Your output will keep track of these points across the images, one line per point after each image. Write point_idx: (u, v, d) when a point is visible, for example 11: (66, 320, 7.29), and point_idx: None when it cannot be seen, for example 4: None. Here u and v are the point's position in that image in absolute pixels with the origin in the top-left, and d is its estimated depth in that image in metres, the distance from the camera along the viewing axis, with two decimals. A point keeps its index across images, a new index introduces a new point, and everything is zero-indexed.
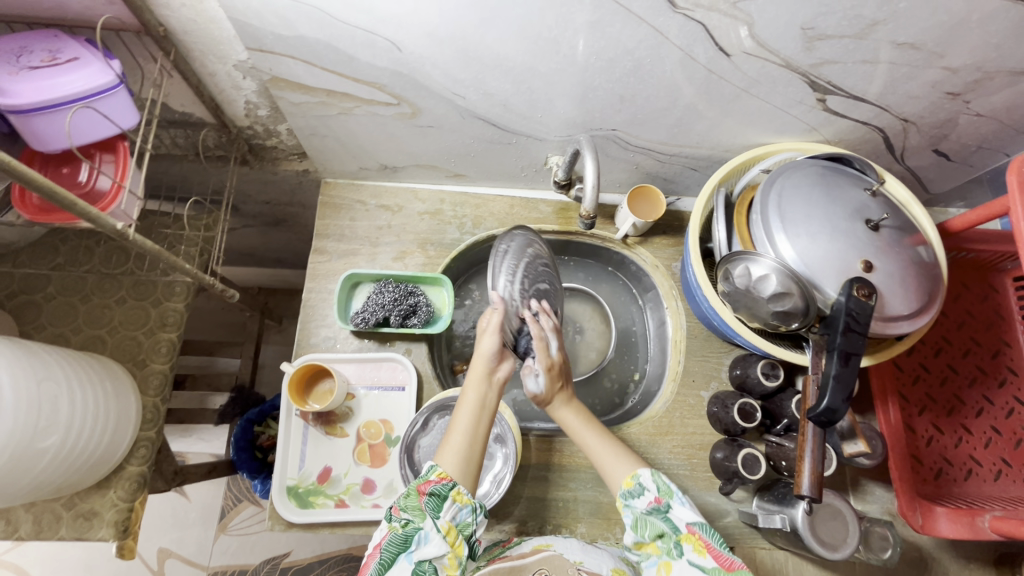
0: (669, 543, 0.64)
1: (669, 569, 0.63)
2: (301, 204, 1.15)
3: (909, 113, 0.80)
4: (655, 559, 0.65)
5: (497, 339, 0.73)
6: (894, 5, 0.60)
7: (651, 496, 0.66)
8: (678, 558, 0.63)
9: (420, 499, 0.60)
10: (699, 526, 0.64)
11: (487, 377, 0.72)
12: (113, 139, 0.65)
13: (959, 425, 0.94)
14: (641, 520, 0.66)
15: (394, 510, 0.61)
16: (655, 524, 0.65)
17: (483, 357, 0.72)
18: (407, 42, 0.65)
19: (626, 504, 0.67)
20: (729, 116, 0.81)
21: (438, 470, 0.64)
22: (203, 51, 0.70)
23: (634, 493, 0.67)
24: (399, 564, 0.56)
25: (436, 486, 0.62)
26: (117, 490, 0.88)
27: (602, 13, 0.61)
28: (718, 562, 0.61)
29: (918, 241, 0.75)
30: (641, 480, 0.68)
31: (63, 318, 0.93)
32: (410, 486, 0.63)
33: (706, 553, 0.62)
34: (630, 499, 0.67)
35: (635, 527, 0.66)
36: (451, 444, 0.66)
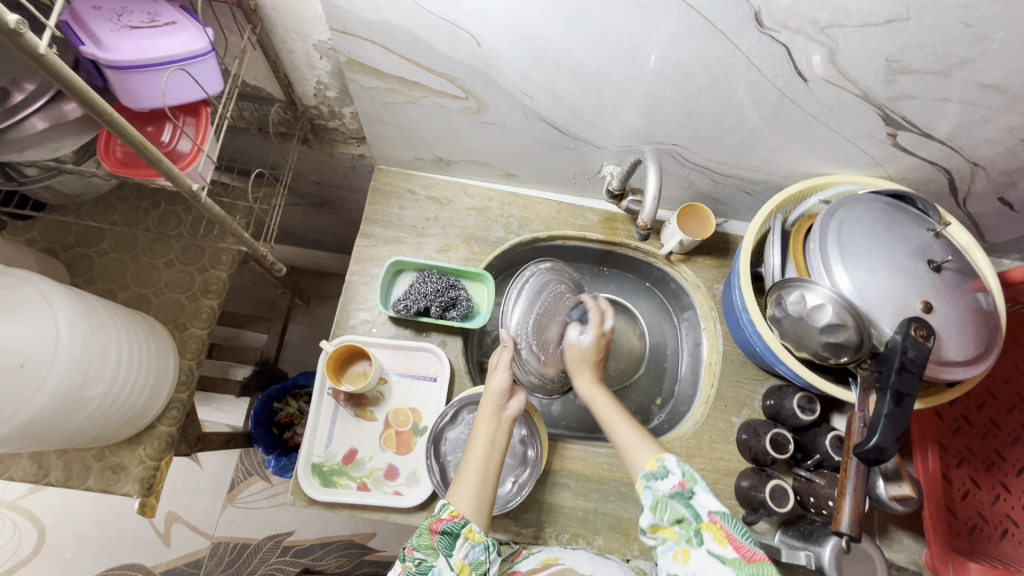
0: (689, 531, 0.59)
1: (686, 557, 0.58)
2: (350, 189, 1.17)
3: (981, 156, 0.78)
4: (671, 544, 0.60)
5: (508, 375, 0.76)
6: (986, 45, 0.59)
7: (675, 479, 0.62)
8: (697, 547, 0.57)
9: (433, 537, 0.60)
10: (722, 516, 0.58)
11: (496, 414, 0.73)
12: (196, 104, 0.67)
13: (997, 482, 0.91)
14: (661, 503, 0.61)
15: (405, 549, 0.59)
16: (676, 508, 0.60)
17: (495, 394, 0.74)
18: (488, 36, 0.66)
19: (649, 486, 0.63)
20: (794, 142, 0.80)
21: (450, 507, 0.63)
22: (287, 28, 0.72)
23: (658, 475, 0.63)
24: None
25: (448, 523, 0.61)
26: (146, 448, 0.90)
27: (687, 26, 0.61)
28: (740, 553, 0.55)
29: (979, 288, 0.73)
30: (666, 464, 0.64)
31: (113, 274, 0.95)
32: (422, 523, 0.61)
33: (727, 543, 0.56)
34: (653, 481, 0.63)
35: (654, 509, 0.61)
36: (463, 480, 0.66)
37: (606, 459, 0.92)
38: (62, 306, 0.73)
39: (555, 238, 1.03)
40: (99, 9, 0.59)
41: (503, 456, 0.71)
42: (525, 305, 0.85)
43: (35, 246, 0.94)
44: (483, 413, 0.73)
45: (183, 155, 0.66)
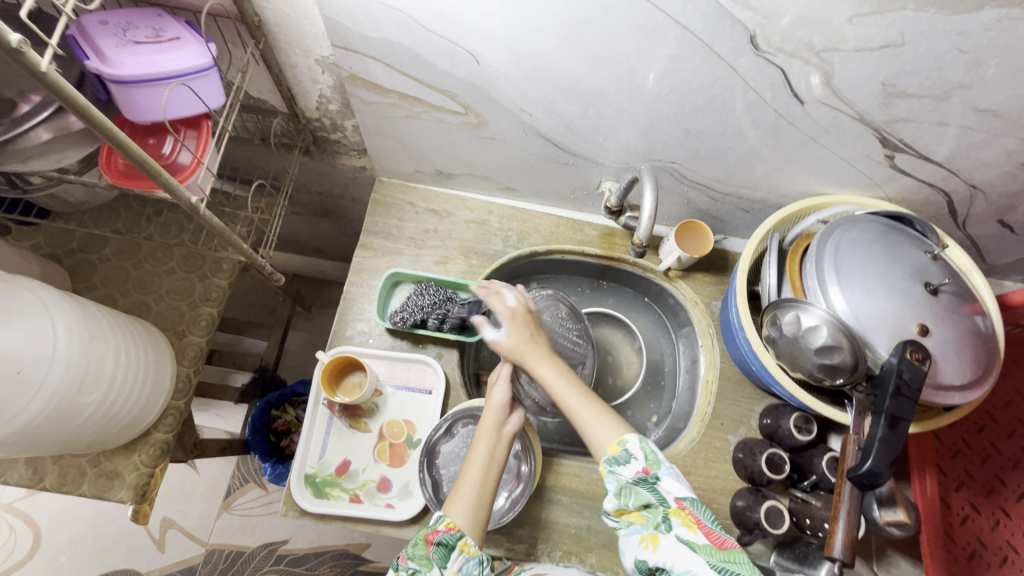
0: (656, 516, 0.62)
1: (654, 542, 0.61)
2: (352, 199, 1.18)
3: (980, 180, 0.78)
4: (638, 528, 0.62)
5: (508, 389, 0.76)
6: (981, 71, 0.59)
7: (638, 465, 0.64)
8: (666, 533, 0.60)
9: (427, 549, 0.60)
10: (689, 502, 0.61)
11: (496, 429, 0.72)
12: (198, 117, 0.68)
13: (997, 508, 0.90)
14: (625, 488, 0.63)
15: (400, 558, 0.60)
16: (641, 494, 0.62)
17: (494, 408, 0.74)
18: (486, 55, 0.67)
19: (612, 471, 0.65)
20: (792, 162, 0.80)
21: (445, 520, 0.63)
22: (290, 43, 0.73)
23: (620, 460, 0.64)
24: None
25: (443, 535, 0.61)
26: (141, 454, 0.90)
27: (683, 48, 0.62)
28: (710, 539, 0.58)
29: (977, 310, 0.73)
30: (628, 447, 0.65)
31: (114, 281, 0.96)
32: (418, 534, 0.62)
33: (696, 529, 0.59)
34: (617, 466, 0.64)
35: (619, 494, 0.63)
36: (461, 495, 0.66)
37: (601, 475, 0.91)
38: (61, 313, 0.74)
39: (554, 252, 1.04)
40: (105, 24, 0.60)
41: (501, 472, 0.70)
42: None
43: (39, 251, 0.96)
44: (485, 428, 0.72)
45: (184, 167, 0.67)
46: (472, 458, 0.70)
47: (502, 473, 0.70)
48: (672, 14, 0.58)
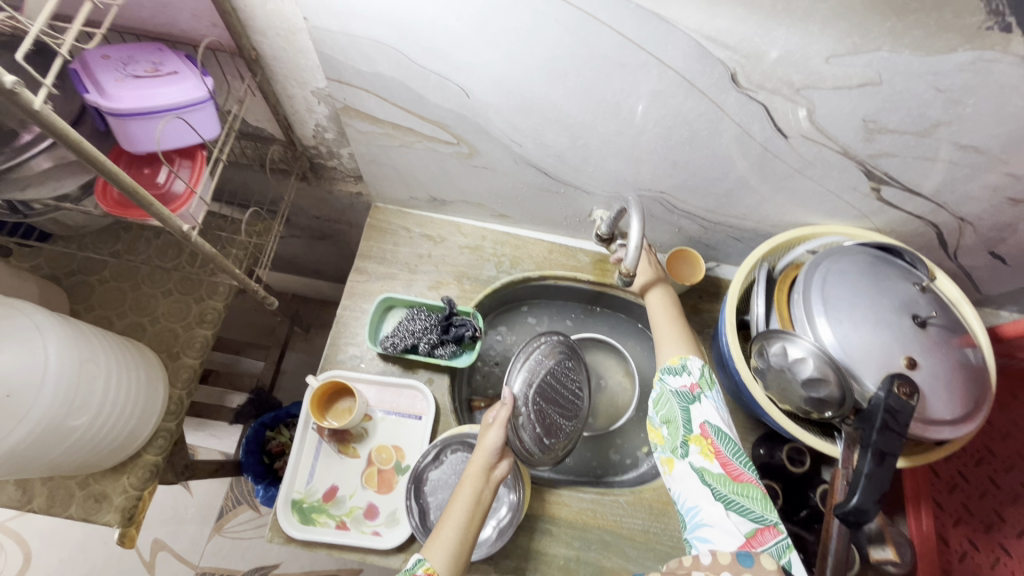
0: (676, 438, 0.65)
1: (671, 467, 0.65)
2: (349, 224, 1.20)
3: (967, 212, 0.78)
4: (660, 450, 0.67)
5: (502, 432, 0.73)
6: (961, 109, 0.60)
7: (688, 381, 0.68)
8: (682, 456, 0.64)
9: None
10: (714, 431, 0.63)
11: (485, 473, 0.70)
12: (193, 147, 0.70)
13: (996, 545, 0.87)
14: (665, 396, 0.69)
15: None
16: (673, 409, 0.67)
17: (486, 452, 0.72)
18: (476, 89, 0.68)
19: (661, 380, 0.70)
20: (780, 193, 0.81)
21: (424, 564, 0.60)
22: (287, 75, 0.75)
23: (673, 371, 0.70)
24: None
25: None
26: (130, 477, 0.90)
27: (666, 84, 0.63)
28: (724, 469, 0.61)
29: (967, 343, 0.73)
30: (686, 363, 0.70)
31: (112, 302, 0.98)
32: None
33: (712, 458, 0.62)
34: (669, 375, 0.70)
35: (657, 402, 0.69)
36: (441, 542, 0.63)
37: (591, 505, 0.90)
38: (54, 335, 0.75)
39: (546, 278, 1.04)
40: (107, 58, 0.62)
41: (485, 515, 0.68)
42: (528, 374, 0.81)
43: (39, 273, 0.97)
44: (474, 470, 0.70)
45: (177, 196, 0.68)
46: (456, 500, 0.67)
47: (486, 515, 0.68)
48: (654, 52, 0.59)
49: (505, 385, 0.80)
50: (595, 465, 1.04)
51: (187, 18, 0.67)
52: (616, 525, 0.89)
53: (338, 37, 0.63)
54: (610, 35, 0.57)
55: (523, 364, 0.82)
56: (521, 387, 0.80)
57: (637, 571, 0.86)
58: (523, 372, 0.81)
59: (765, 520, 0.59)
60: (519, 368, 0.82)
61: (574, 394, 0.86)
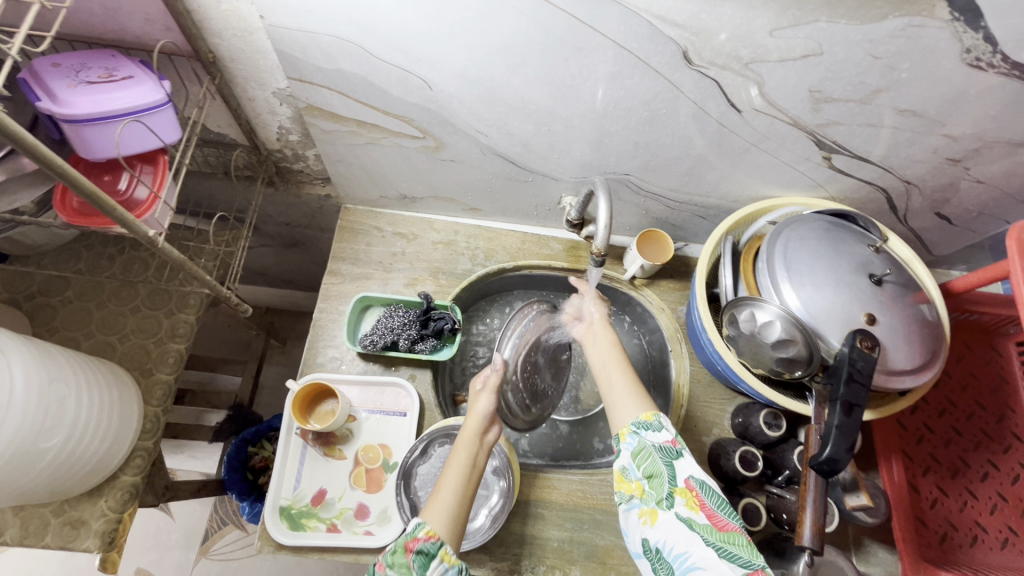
0: (659, 491, 0.60)
1: (653, 518, 0.59)
2: (319, 228, 1.19)
3: (912, 175, 0.83)
4: (638, 502, 0.62)
5: (493, 399, 0.75)
6: (897, 75, 0.64)
7: (668, 435, 0.64)
8: (666, 509, 0.59)
9: (407, 557, 0.54)
10: (699, 485, 0.60)
11: (477, 438, 0.70)
12: (153, 152, 0.69)
13: (963, 489, 0.91)
14: (645, 450, 0.63)
15: (377, 567, 0.54)
16: (655, 462, 0.62)
17: (477, 418, 0.73)
18: (438, 80, 0.69)
19: (636, 433, 0.65)
20: (739, 168, 0.84)
21: (424, 527, 0.58)
22: (246, 77, 0.75)
23: (650, 426, 0.65)
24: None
25: (423, 544, 0.56)
26: (108, 500, 0.87)
27: (623, 65, 0.66)
28: (712, 521, 0.57)
29: (921, 299, 0.77)
30: (660, 419, 0.65)
31: (77, 323, 0.95)
32: (398, 540, 0.56)
33: (699, 509, 0.58)
34: (643, 429, 0.65)
35: (635, 454, 0.63)
36: (439, 497, 0.63)
37: (580, 486, 0.91)
38: (19, 356, 0.73)
39: (521, 268, 1.06)
40: (58, 66, 0.61)
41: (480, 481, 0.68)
42: (520, 343, 0.82)
43: None
44: (466, 434, 0.71)
45: (140, 202, 0.67)
46: (453, 461, 0.68)
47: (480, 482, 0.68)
48: (608, 35, 0.61)
49: (496, 351, 0.81)
50: (577, 448, 1.06)
51: (138, 23, 0.66)
52: (606, 503, 0.90)
53: (296, 34, 0.64)
54: (565, 19, 0.59)
55: (515, 331, 0.83)
56: (512, 356, 0.81)
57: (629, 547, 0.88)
58: (515, 339, 0.82)
59: (757, 566, 0.53)
60: (511, 335, 0.82)
61: (559, 362, 0.90)
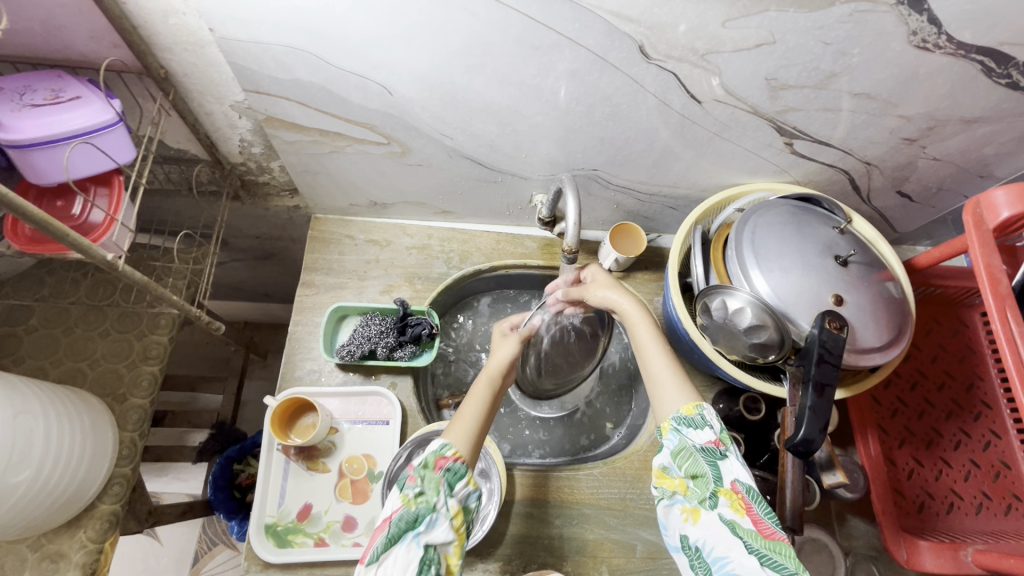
0: (703, 490, 0.57)
1: (695, 517, 0.57)
2: (291, 239, 1.17)
3: (872, 156, 0.84)
4: (680, 498, 0.58)
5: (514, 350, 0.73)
6: (848, 59, 0.65)
7: (711, 434, 0.59)
8: (709, 509, 0.56)
9: (437, 473, 0.56)
10: (746, 489, 0.56)
11: (502, 378, 0.69)
12: (108, 173, 0.67)
13: (938, 459, 0.94)
14: (686, 450, 0.59)
15: (408, 479, 0.57)
16: (698, 463, 0.58)
17: (503, 359, 0.71)
18: (397, 85, 0.69)
19: (677, 430, 0.60)
20: (704, 157, 0.85)
21: (453, 448, 0.59)
22: (201, 91, 0.73)
23: (693, 423, 0.60)
24: (405, 543, 0.53)
25: (452, 464, 0.57)
26: (87, 530, 0.85)
27: (581, 62, 0.66)
28: (758, 528, 0.54)
29: (887, 277, 0.79)
30: (704, 414, 0.61)
31: (45, 351, 0.92)
32: (427, 456, 0.58)
33: (744, 513, 0.55)
34: (684, 427, 0.60)
35: (676, 453, 0.59)
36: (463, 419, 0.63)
37: (568, 482, 0.92)
38: None
39: (497, 268, 1.05)
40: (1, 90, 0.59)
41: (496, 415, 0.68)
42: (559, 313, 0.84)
43: None
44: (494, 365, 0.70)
45: (95, 225, 0.66)
46: (476, 388, 0.68)
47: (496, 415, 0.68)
48: (563, 32, 0.61)
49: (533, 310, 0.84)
50: (562, 445, 1.07)
51: (84, 40, 0.64)
52: (594, 497, 0.91)
53: (248, 46, 0.62)
54: (519, 18, 0.59)
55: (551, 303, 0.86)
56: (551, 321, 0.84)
57: (619, 539, 0.88)
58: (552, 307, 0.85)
59: None
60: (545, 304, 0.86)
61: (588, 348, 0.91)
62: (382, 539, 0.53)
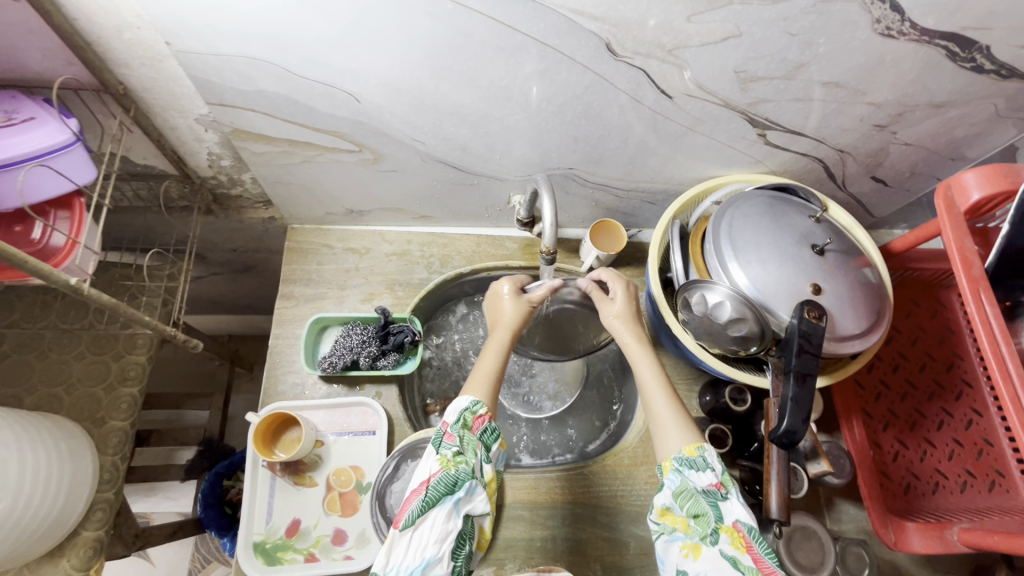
0: (704, 527, 0.58)
1: (696, 553, 0.57)
2: (268, 250, 1.15)
3: (844, 144, 0.85)
4: (680, 535, 0.58)
5: (523, 309, 0.75)
6: (815, 49, 0.65)
7: (712, 478, 0.60)
8: (710, 545, 0.56)
9: (476, 437, 0.60)
10: (748, 529, 0.57)
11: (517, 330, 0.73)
12: (68, 196, 0.66)
13: (922, 440, 0.94)
14: (687, 490, 0.59)
15: (445, 438, 0.59)
16: (700, 503, 0.58)
17: (512, 309, 0.74)
18: (364, 93, 0.68)
19: (679, 470, 0.61)
20: (679, 152, 0.85)
21: (484, 408, 0.63)
22: (164, 106, 0.72)
23: (696, 465, 0.60)
24: (444, 506, 0.55)
25: (487, 426, 0.62)
26: (70, 558, 0.83)
27: (549, 62, 0.65)
28: (758, 565, 0.54)
29: (864, 263, 0.79)
30: (706, 456, 0.61)
31: (18, 378, 0.90)
32: (462, 415, 0.61)
33: (745, 551, 0.56)
34: (687, 468, 0.60)
35: (677, 494, 0.59)
36: (482, 376, 0.67)
37: (559, 482, 0.91)
38: None
39: (479, 271, 1.04)
40: None
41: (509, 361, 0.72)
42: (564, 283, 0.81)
43: None
44: (509, 321, 0.73)
45: (58, 249, 0.65)
46: (493, 340, 0.72)
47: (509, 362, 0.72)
48: (528, 32, 0.60)
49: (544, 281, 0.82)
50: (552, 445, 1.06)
51: (36, 58, 0.62)
52: (586, 497, 0.91)
53: (208, 58, 0.61)
54: (482, 20, 0.58)
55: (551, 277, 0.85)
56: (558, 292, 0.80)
57: (613, 536, 0.88)
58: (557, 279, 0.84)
59: None
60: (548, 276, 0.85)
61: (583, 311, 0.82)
62: (420, 501, 0.55)
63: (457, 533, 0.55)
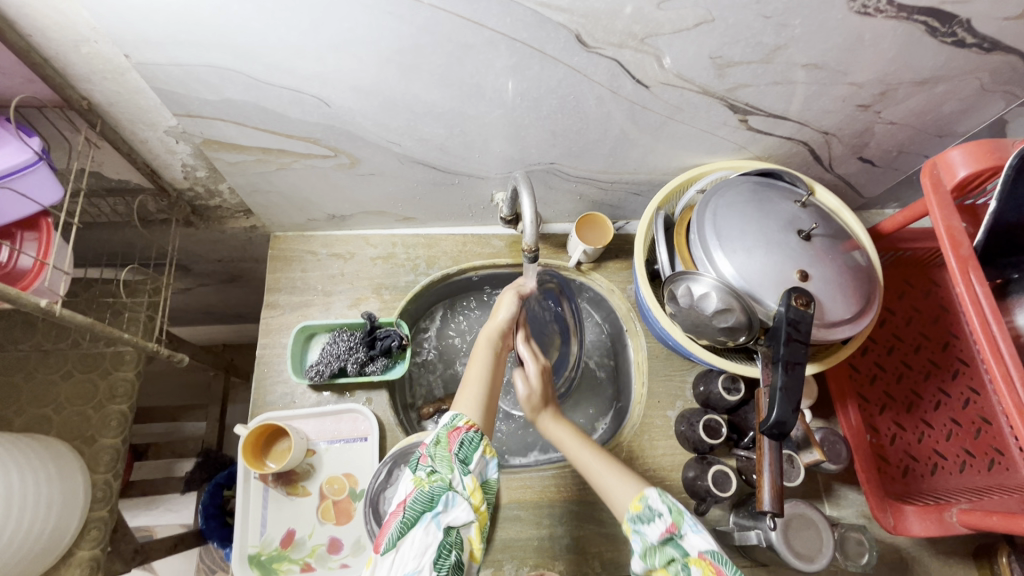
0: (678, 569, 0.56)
1: None
2: (254, 260, 1.14)
3: (828, 126, 0.84)
4: None
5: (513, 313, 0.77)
6: (791, 31, 0.64)
7: (663, 523, 0.58)
8: None
9: (451, 451, 0.59)
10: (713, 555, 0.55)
11: (501, 340, 0.74)
12: (35, 216, 0.66)
13: (919, 421, 0.93)
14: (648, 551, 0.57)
15: (421, 459, 0.60)
16: (666, 552, 0.57)
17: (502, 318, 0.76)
18: (334, 97, 0.66)
19: (635, 530, 0.59)
20: (660, 141, 0.84)
21: (465, 420, 0.63)
22: (132, 119, 0.71)
23: (643, 519, 0.59)
24: (424, 523, 0.54)
25: (465, 438, 0.61)
26: None
27: (520, 57, 0.63)
28: None
29: (852, 246, 0.78)
30: (650, 503, 0.60)
31: (5, 399, 0.90)
32: (438, 434, 0.61)
33: None
34: (640, 524, 0.59)
35: (643, 556, 0.58)
36: (470, 387, 0.67)
37: (554, 479, 0.91)
38: None
39: (466, 270, 1.04)
40: None
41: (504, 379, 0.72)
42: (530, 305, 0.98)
43: None
44: (490, 331, 0.74)
45: (26, 271, 0.65)
46: (477, 351, 0.73)
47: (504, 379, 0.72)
48: (496, 28, 0.59)
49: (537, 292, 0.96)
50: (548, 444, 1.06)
51: None
52: (582, 495, 0.90)
53: (170, 69, 0.60)
54: (447, 18, 0.57)
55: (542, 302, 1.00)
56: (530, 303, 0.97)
57: (610, 532, 0.88)
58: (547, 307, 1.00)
59: None
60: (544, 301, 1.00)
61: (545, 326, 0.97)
62: (399, 522, 0.54)
63: (438, 545, 0.53)
